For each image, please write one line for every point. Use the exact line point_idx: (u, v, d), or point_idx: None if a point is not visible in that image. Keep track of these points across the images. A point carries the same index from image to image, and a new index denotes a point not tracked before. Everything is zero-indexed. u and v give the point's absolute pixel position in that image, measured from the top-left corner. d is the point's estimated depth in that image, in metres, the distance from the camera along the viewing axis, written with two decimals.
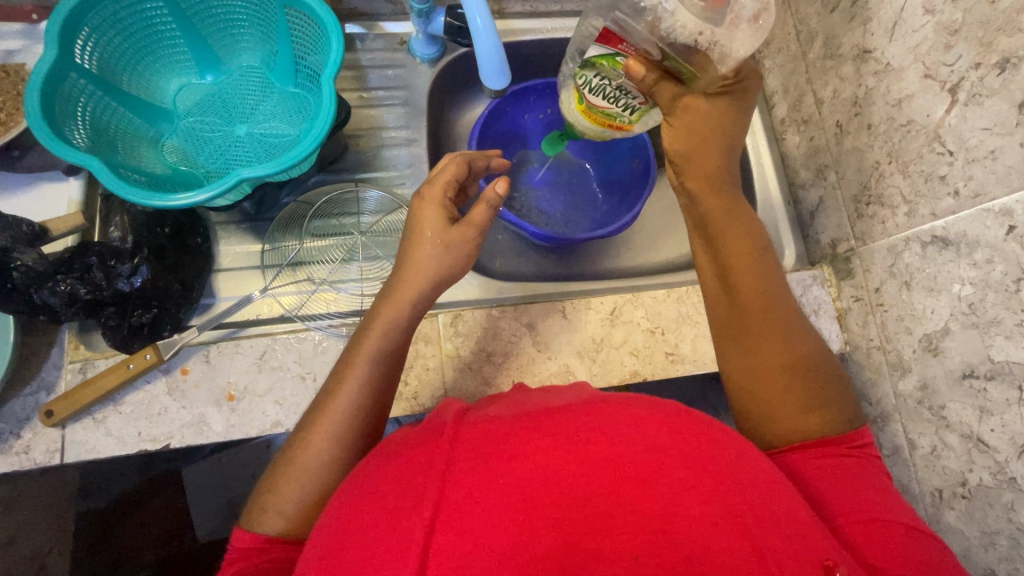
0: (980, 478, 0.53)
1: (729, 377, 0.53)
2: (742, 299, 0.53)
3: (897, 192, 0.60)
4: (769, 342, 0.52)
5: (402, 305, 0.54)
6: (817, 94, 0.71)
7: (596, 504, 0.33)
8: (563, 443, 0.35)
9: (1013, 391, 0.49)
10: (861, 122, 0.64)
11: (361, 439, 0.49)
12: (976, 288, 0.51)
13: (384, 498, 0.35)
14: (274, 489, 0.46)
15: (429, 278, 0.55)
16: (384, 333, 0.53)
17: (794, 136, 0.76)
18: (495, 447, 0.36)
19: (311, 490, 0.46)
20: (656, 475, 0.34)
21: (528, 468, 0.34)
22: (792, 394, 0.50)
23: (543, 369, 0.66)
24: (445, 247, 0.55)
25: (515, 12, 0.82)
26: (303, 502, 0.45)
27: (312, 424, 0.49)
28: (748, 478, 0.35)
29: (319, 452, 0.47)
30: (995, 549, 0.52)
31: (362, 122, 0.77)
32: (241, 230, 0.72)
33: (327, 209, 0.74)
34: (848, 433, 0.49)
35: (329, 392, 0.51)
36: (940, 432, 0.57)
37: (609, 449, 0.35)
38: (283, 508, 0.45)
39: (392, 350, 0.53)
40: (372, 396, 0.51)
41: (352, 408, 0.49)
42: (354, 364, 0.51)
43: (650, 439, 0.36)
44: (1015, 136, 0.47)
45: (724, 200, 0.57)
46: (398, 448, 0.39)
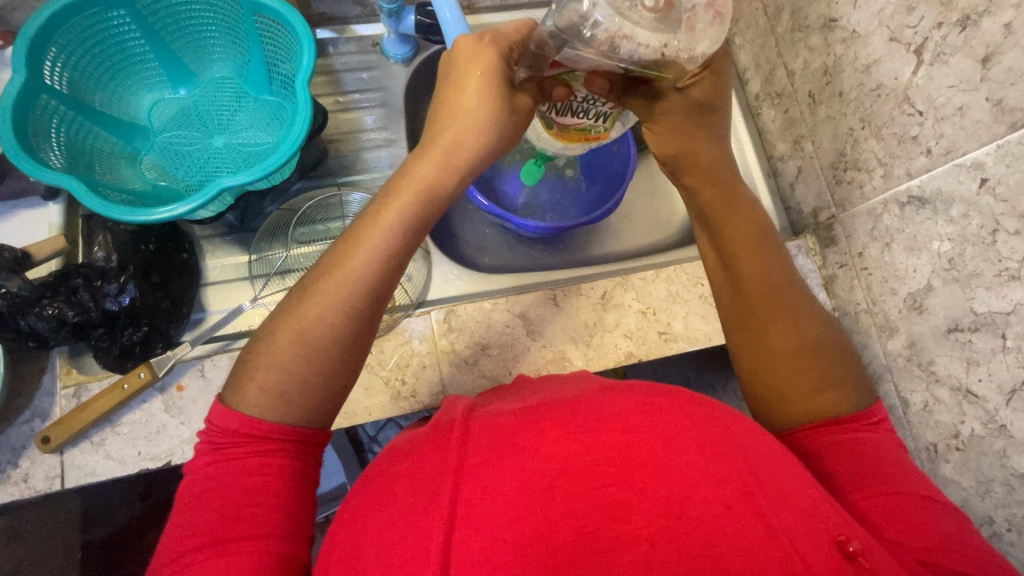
0: (972, 429, 0.54)
1: (739, 360, 0.53)
2: (746, 287, 0.54)
3: (872, 155, 0.61)
4: (776, 327, 0.52)
5: (427, 185, 0.50)
6: (789, 67, 0.72)
7: (612, 494, 0.33)
8: (576, 433, 0.36)
9: (997, 340, 0.50)
10: (832, 91, 0.65)
11: (370, 313, 0.47)
12: (954, 244, 0.52)
13: (401, 497, 0.36)
14: (261, 354, 0.45)
15: (452, 166, 0.51)
16: (408, 202, 0.49)
17: (769, 110, 0.77)
18: (507, 444, 0.37)
19: (299, 364, 0.44)
20: (667, 460, 0.34)
21: (542, 461, 0.35)
22: (805, 374, 0.49)
23: (539, 357, 0.67)
24: (477, 127, 0.51)
25: (485, 7, 0.83)
26: (289, 379, 0.44)
27: (319, 286, 0.46)
28: (757, 459, 0.36)
29: (321, 324, 0.45)
30: (992, 496, 0.53)
31: (340, 125, 0.76)
32: (227, 242, 0.70)
33: (312, 215, 0.73)
34: (863, 409, 0.48)
35: (341, 256, 0.47)
36: (931, 387, 0.57)
37: (619, 438, 0.36)
38: (262, 381, 0.44)
39: (407, 243, 0.49)
40: (379, 283, 0.47)
41: (367, 275, 0.46)
42: (374, 225, 0.48)
43: (660, 426, 0.36)
44: (981, 91, 0.48)
45: (722, 194, 0.58)
46: (413, 444, 0.41)
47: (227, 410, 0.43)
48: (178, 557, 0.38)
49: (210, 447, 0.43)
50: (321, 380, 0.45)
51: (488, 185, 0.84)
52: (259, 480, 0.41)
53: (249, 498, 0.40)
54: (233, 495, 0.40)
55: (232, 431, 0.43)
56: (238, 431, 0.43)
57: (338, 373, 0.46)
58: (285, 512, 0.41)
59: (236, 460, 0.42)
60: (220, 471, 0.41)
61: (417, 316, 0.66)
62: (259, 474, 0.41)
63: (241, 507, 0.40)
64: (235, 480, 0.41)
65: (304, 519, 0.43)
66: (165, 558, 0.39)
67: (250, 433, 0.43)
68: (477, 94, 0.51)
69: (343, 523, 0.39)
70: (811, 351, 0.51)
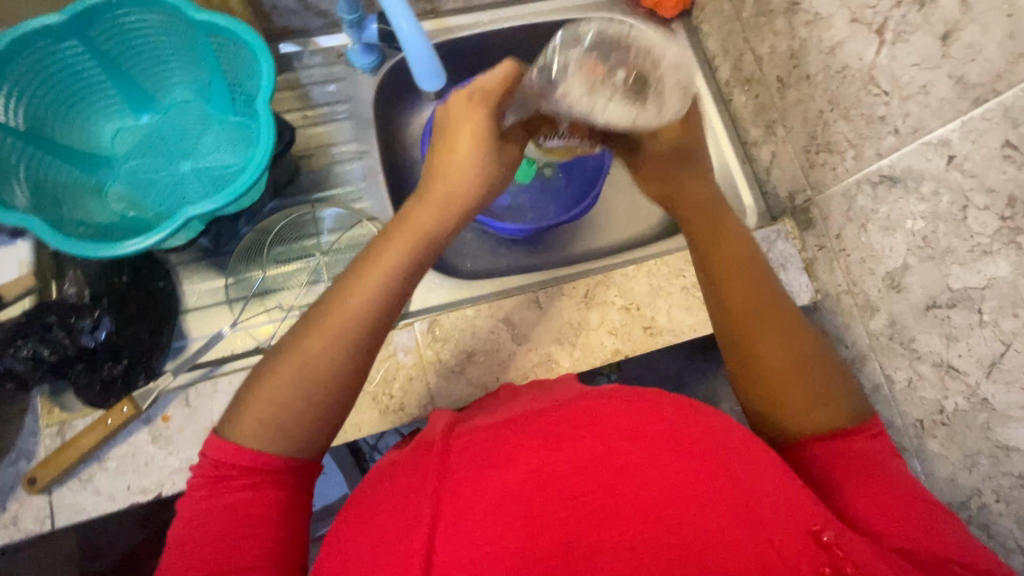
0: (956, 403, 0.54)
1: (735, 376, 0.52)
2: (740, 299, 0.53)
3: (843, 137, 0.61)
4: (770, 341, 0.50)
5: (421, 226, 0.50)
6: (756, 52, 0.71)
7: (592, 500, 0.34)
8: (555, 443, 0.37)
9: (974, 315, 0.50)
10: (800, 74, 0.65)
11: (370, 349, 0.47)
12: (927, 222, 0.52)
13: (385, 516, 0.37)
14: (258, 388, 0.44)
15: (443, 206, 0.52)
16: (405, 245, 0.49)
17: (740, 96, 0.77)
18: (489, 459, 0.37)
19: (298, 399, 0.44)
20: (646, 464, 0.35)
21: (522, 473, 0.35)
22: (806, 386, 0.48)
23: (526, 361, 0.66)
24: (465, 169, 0.53)
25: (449, 10, 0.82)
26: (289, 413, 0.44)
27: (319, 323, 0.46)
28: (734, 455, 0.36)
29: (316, 362, 0.45)
30: (979, 468, 0.53)
31: (311, 141, 0.75)
32: (204, 267, 0.69)
33: (287, 234, 0.71)
34: (866, 419, 0.47)
35: (340, 294, 0.47)
36: (914, 364, 0.58)
37: (597, 445, 0.36)
38: (252, 415, 0.44)
39: (405, 288, 0.49)
40: (379, 321, 0.47)
41: (367, 313, 0.46)
42: (374, 265, 0.48)
43: (638, 431, 0.37)
44: (943, 68, 0.48)
45: (710, 209, 0.59)
46: (398, 464, 0.42)
47: (221, 441, 0.43)
48: None
49: (202, 480, 0.42)
50: (320, 414, 0.45)
51: None
52: (254, 510, 0.41)
53: (243, 529, 0.40)
54: (227, 527, 0.40)
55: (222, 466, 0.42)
56: (233, 463, 0.42)
57: (335, 407, 0.45)
58: (279, 541, 0.41)
59: (230, 492, 0.41)
60: (213, 503, 0.41)
61: (401, 328, 0.66)
62: (252, 509, 0.41)
63: (234, 539, 0.39)
64: (230, 512, 0.40)
65: (296, 551, 0.42)
66: None
67: (244, 464, 0.42)
68: (469, 142, 0.53)
69: (331, 546, 0.39)
70: (811, 362, 0.49)
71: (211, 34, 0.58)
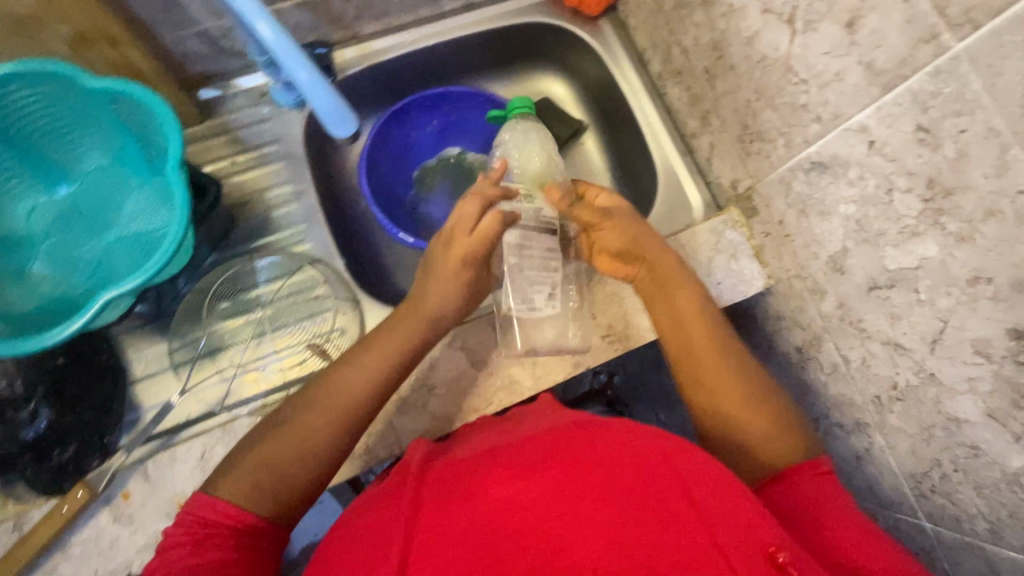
0: (907, 379, 0.55)
1: (702, 424, 0.60)
2: (698, 356, 0.60)
3: (772, 125, 0.60)
4: (718, 390, 0.58)
5: (405, 336, 0.60)
6: (682, 44, 0.71)
7: (552, 527, 0.37)
8: (523, 474, 0.40)
9: (912, 294, 0.50)
10: (724, 65, 0.64)
11: (351, 431, 0.57)
12: (858, 205, 0.52)
13: (361, 551, 0.39)
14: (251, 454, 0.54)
15: (426, 319, 0.61)
16: (391, 349, 0.59)
17: (673, 88, 0.76)
18: (460, 490, 0.40)
19: (287, 466, 0.53)
20: (605, 488, 0.38)
21: (490, 501, 0.39)
22: (767, 431, 0.56)
23: (488, 386, 0.66)
24: (454, 288, 0.62)
25: (371, 34, 0.80)
26: (277, 480, 0.53)
27: (309, 401, 0.56)
28: (692, 478, 0.39)
29: (308, 446, 0.54)
30: (936, 440, 0.54)
31: (244, 187, 0.73)
32: (148, 333, 0.67)
33: (229, 289, 0.69)
34: (808, 460, 0.54)
35: (331, 383, 0.57)
36: (865, 343, 0.58)
37: (561, 475, 0.39)
38: (243, 479, 0.52)
39: (386, 386, 0.59)
40: (359, 410, 0.57)
41: (355, 401, 0.57)
42: (358, 359, 0.59)
43: (601, 459, 0.40)
44: (852, 55, 0.47)
45: (668, 262, 0.64)
46: (373, 503, 0.44)
47: (203, 498, 0.51)
48: None
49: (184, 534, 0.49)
50: (302, 479, 0.54)
51: (411, 211, 0.84)
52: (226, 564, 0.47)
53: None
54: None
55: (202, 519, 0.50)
56: (215, 521, 0.49)
57: (314, 476, 0.54)
58: None
59: (211, 547, 0.48)
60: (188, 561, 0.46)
61: None
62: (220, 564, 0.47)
63: None
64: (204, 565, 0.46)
65: None
66: None
67: (224, 522, 0.50)
68: (456, 264, 0.62)
69: None
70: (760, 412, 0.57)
71: (120, 100, 0.56)
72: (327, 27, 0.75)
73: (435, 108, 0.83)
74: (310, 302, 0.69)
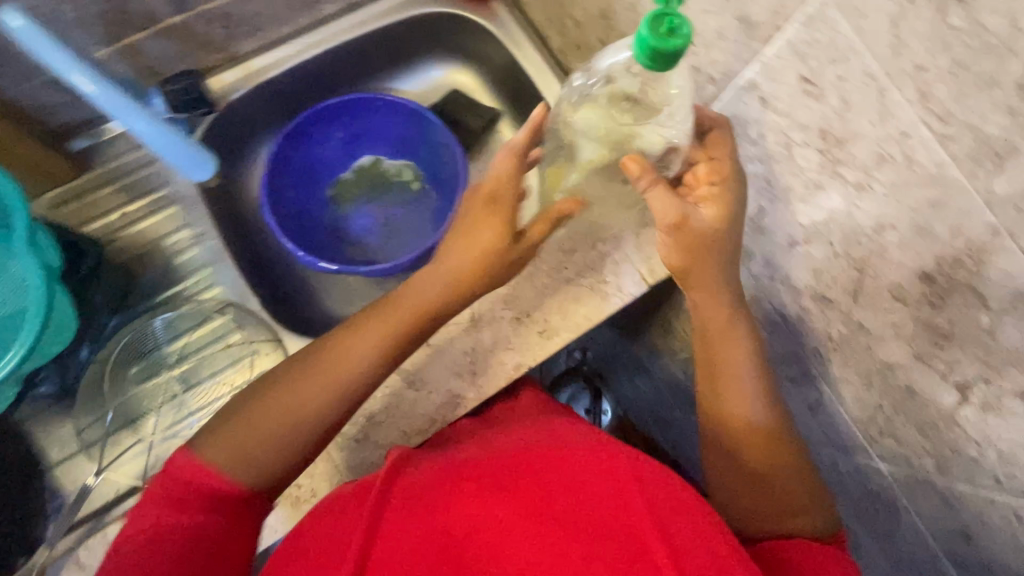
0: (840, 331, 0.54)
1: (715, 480, 0.52)
2: (733, 411, 0.52)
3: None
4: (761, 459, 0.50)
5: (398, 317, 0.53)
6: (574, 16, 0.67)
7: (518, 548, 0.37)
8: (501, 493, 0.40)
9: (828, 247, 0.48)
10: (617, 34, 0.61)
11: (340, 412, 0.51)
12: (764, 163, 0.50)
13: (325, 555, 0.41)
14: (213, 437, 0.49)
15: (423, 303, 0.53)
16: (376, 337, 0.52)
17: (576, 63, 0.73)
18: (432, 500, 0.41)
19: (254, 450, 0.48)
20: (577, 513, 0.38)
21: (464, 515, 0.39)
22: (786, 492, 0.49)
23: (429, 405, 0.63)
24: (451, 273, 0.53)
25: (250, 52, 0.75)
26: (245, 465, 0.48)
27: (300, 373, 0.51)
28: (670, 509, 0.37)
29: (336, 380, 0.51)
30: (876, 387, 0.53)
31: (140, 239, 0.68)
32: (54, 413, 0.62)
33: (132, 353, 0.64)
34: (832, 535, 0.49)
35: (313, 366, 0.51)
36: (795, 301, 0.57)
37: (535, 499, 0.39)
38: (208, 453, 0.48)
39: (380, 370, 0.52)
40: (362, 387, 0.52)
41: (354, 379, 0.51)
42: (357, 342, 0.52)
43: (579, 483, 0.39)
44: (727, 11, 0.45)
45: (722, 306, 0.52)
46: (337, 505, 0.45)
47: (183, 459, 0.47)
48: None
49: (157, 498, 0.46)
50: (275, 454, 0.49)
51: (332, 230, 0.81)
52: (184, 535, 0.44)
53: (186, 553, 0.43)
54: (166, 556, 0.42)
55: (193, 480, 0.47)
56: (182, 487, 0.46)
57: (291, 456, 0.50)
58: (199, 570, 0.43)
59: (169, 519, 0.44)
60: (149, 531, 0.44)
61: None
62: (199, 530, 0.44)
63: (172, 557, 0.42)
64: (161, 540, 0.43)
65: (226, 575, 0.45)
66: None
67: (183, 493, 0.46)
68: (460, 246, 0.53)
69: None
70: (798, 477, 0.50)
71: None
72: (196, 49, 0.70)
73: (336, 119, 0.78)
74: (224, 351, 0.65)
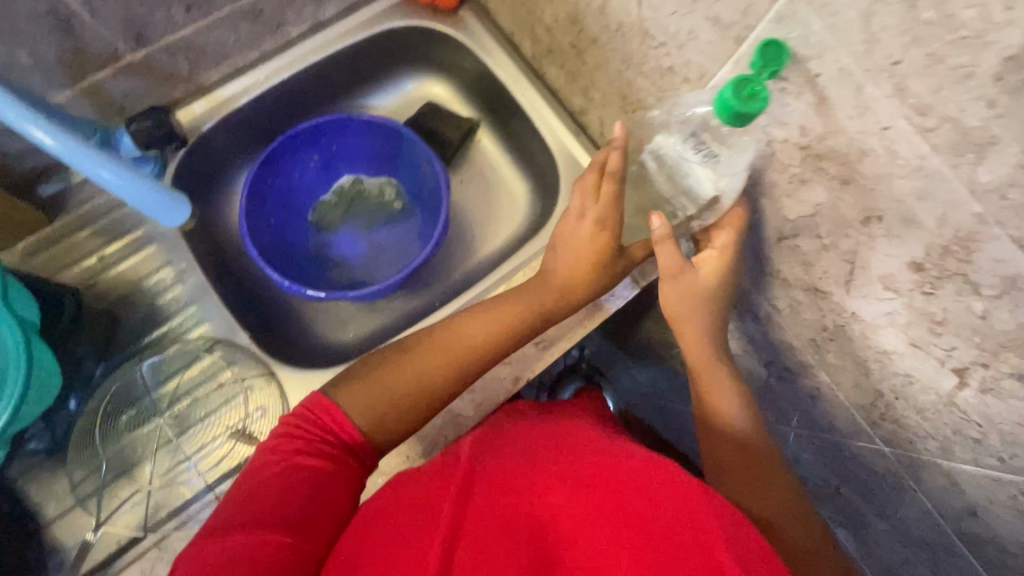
0: (834, 320, 0.53)
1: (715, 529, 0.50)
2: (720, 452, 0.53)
3: (647, 93, 0.57)
4: (752, 496, 0.49)
5: (530, 295, 0.57)
6: (544, 23, 0.67)
7: (584, 528, 0.37)
8: (575, 479, 0.41)
9: (816, 240, 0.48)
10: (588, 38, 0.61)
11: (432, 403, 0.53)
12: None
13: (405, 519, 0.42)
14: (408, 355, 0.53)
15: (525, 305, 0.56)
16: (537, 297, 0.57)
17: (550, 68, 0.72)
18: (511, 482, 0.43)
19: (423, 371, 0.52)
20: (645, 501, 0.38)
21: (538, 491, 0.41)
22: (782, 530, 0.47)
23: (431, 426, 0.63)
24: (545, 274, 0.58)
25: (217, 81, 0.73)
26: (413, 382, 0.52)
27: (464, 319, 0.55)
28: (731, 519, 0.37)
29: (470, 341, 0.54)
30: (874, 373, 0.53)
31: (119, 281, 0.67)
32: (45, 469, 0.60)
33: (126, 398, 0.63)
34: None
35: (498, 300, 0.57)
36: (788, 292, 0.57)
37: (604, 485, 0.40)
38: (366, 393, 0.50)
39: (482, 366, 0.55)
40: (457, 375, 0.54)
41: (457, 364, 0.54)
42: (521, 297, 0.57)
43: (645, 482, 0.39)
44: (698, 12, 0.44)
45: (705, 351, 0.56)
46: (421, 480, 0.47)
47: (327, 398, 0.50)
48: (212, 530, 0.41)
49: (272, 438, 0.47)
50: (377, 421, 0.49)
51: (317, 255, 0.80)
52: (276, 473, 0.44)
53: (286, 484, 0.44)
54: (270, 492, 0.43)
55: (323, 419, 0.49)
56: (300, 423, 0.48)
57: (385, 433, 0.50)
58: (288, 513, 0.42)
59: (270, 455, 0.46)
60: (270, 471, 0.44)
61: None
62: (307, 471, 0.45)
63: (272, 492, 0.43)
64: (272, 469, 0.45)
65: (320, 530, 0.43)
66: (204, 528, 0.42)
67: (308, 427, 0.48)
68: (592, 226, 0.55)
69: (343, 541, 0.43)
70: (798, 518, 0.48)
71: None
72: (163, 83, 0.69)
73: (311, 142, 0.77)
74: (219, 390, 0.64)
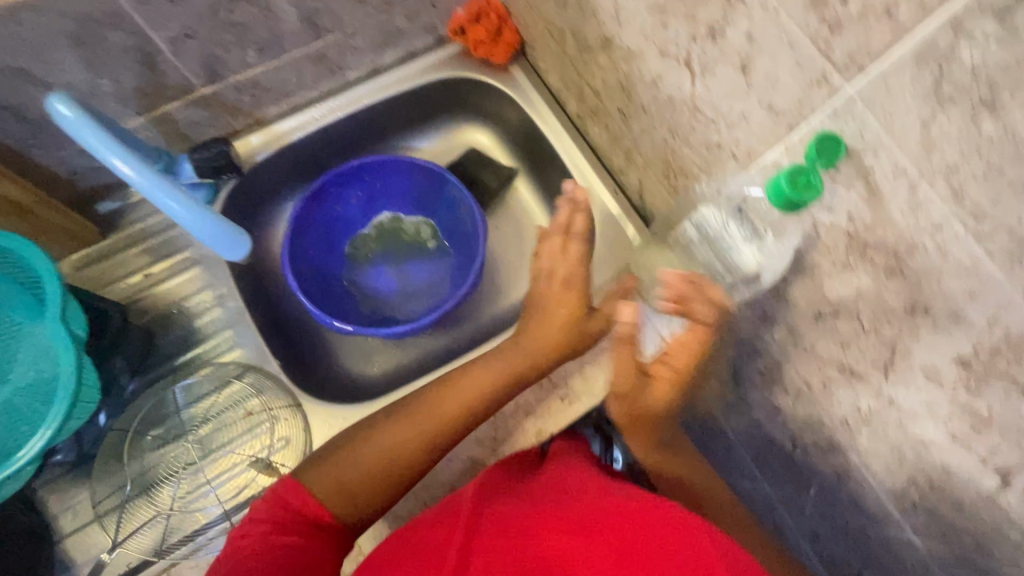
0: (868, 404, 0.53)
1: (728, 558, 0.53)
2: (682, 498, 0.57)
3: (691, 162, 0.58)
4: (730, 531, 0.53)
5: (487, 371, 0.58)
6: (592, 86, 0.69)
7: None
8: (587, 541, 0.38)
9: (855, 323, 0.48)
10: (636, 105, 0.63)
11: (396, 483, 0.52)
12: None
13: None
14: (373, 435, 0.53)
15: (476, 389, 0.57)
16: (495, 368, 0.58)
17: (593, 127, 0.74)
18: (514, 540, 0.41)
19: (386, 456, 0.52)
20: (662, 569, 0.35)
21: (542, 553, 0.39)
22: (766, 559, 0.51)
23: (449, 473, 0.62)
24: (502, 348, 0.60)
25: (275, 116, 0.77)
26: (376, 466, 0.51)
27: (434, 395, 0.56)
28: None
29: (443, 415, 0.55)
30: (907, 463, 0.52)
31: (161, 299, 0.69)
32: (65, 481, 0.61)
33: (156, 415, 0.65)
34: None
35: (454, 379, 0.57)
36: (820, 371, 0.56)
37: (617, 550, 0.37)
38: (333, 474, 0.50)
39: (444, 445, 0.54)
40: (421, 457, 0.53)
41: (419, 444, 0.53)
42: (473, 375, 0.57)
43: (663, 543, 0.36)
44: (752, 96, 0.46)
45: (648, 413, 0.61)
46: (419, 531, 0.45)
47: (296, 480, 0.50)
48: None
49: (253, 516, 0.47)
50: (348, 506, 0.50)
51: (351, 288, 0.82)
52: (267, 552, 0.44)
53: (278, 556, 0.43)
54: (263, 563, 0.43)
55: (294, 503, 0.48)
56: (277, 507, 0.47)
57: (355, 514, 0.50)
58: None
59: (257, 533, 0.45)
60: (258, 547, 0.44)
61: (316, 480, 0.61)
62: (296, 551, 0.45)
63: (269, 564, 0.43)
64: (253, 550, 0.44)
65: None
66: None
67: (281, 511, 0.47)
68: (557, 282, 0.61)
69: None
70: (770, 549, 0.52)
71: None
72: (224, 116, 0.72)
73: (357, 179, 0.80)
74: (244, 416, 0.65)
